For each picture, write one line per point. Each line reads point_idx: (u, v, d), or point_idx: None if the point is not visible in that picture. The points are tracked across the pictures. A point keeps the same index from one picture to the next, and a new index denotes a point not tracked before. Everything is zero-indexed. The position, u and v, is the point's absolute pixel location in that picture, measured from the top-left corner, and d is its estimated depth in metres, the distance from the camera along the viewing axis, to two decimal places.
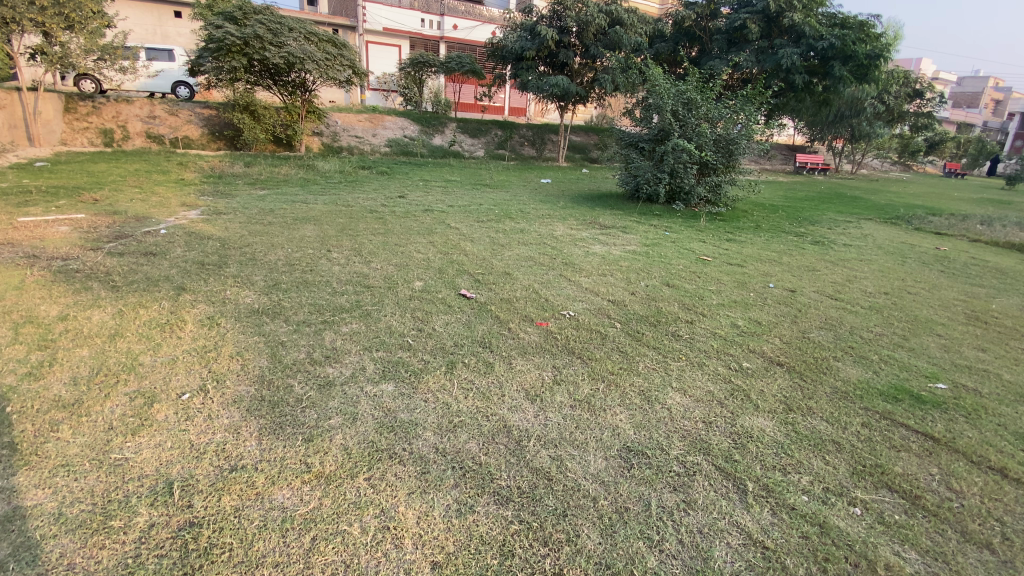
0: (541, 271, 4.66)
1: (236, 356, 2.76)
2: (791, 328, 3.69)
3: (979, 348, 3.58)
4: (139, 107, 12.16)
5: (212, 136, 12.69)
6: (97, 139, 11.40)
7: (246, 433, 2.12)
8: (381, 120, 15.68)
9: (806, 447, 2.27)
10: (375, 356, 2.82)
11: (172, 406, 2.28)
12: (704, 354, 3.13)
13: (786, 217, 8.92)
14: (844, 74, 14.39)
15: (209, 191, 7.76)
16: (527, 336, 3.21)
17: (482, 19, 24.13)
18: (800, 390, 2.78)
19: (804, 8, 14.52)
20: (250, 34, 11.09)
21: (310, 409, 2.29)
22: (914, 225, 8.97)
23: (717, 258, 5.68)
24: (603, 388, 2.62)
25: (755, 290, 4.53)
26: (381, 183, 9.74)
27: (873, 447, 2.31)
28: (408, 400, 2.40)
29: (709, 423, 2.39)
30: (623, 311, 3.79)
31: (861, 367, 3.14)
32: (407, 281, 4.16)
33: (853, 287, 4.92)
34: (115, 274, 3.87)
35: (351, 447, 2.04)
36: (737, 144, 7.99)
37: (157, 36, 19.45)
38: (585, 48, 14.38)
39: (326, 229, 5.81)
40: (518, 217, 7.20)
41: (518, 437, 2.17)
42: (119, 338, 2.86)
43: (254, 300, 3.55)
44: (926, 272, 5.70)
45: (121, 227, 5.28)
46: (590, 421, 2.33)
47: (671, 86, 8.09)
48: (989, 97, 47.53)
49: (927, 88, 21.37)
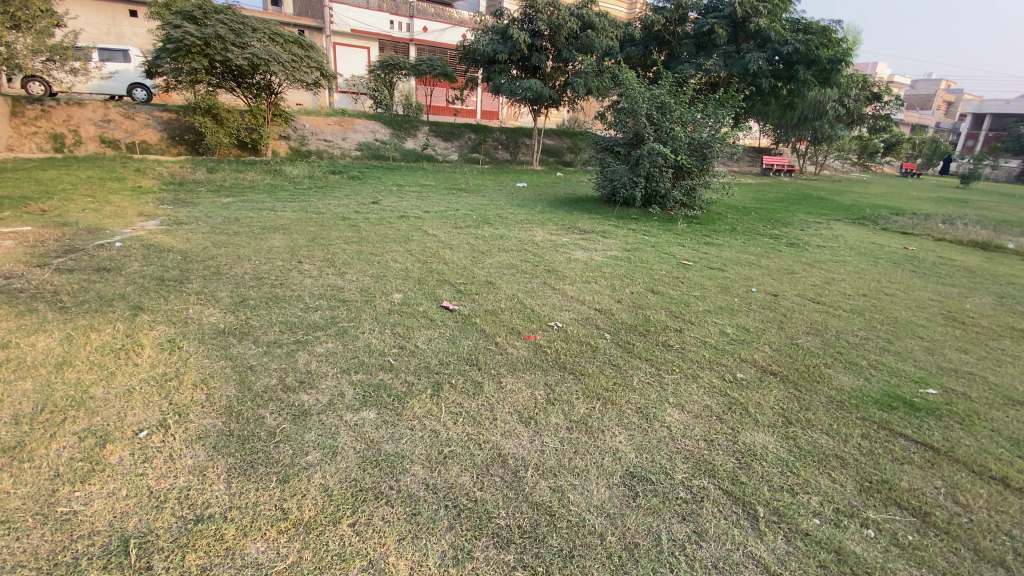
0: (524, 279, 4.53)
1: (200, 384, 2.52)
2: (779, 334, 3.65)
3: (960, 350, 3.62)
4: (93, 110, 11.53)
5: (172, 141, 12.12)
6: (46, 144, 10.72)
7: (214, 476, 1.90)
8: (350, 123, 15.33)
9: (811, 464, 2.19)
10: (354, 380, 2.63)
11: (129, 445, 2.05)
12: (697, 365, 3.04)
13: (759, 218, 9.05)
14: (808, 79, 14.77)
15: (169, 199, 7.37)
16: (516, 350, 3.07)
17: (453, 22, 23.94)
18: (796, 401, 2.71)
19: (769, 14, 14.88)
20: (211, 34, 10.65)
21: (284, 444, 2.09)
22: (881, 224, 9.20)
23: (697, 262, 5.66)
24: (599, 407, 2.50)
25: (739, 295, 4.50)
26: (353, 188, 9.46)
27: (876, 461, 2.24)
28: (393, 429, 2.22)
29: (710, 441, 2.30)
30: (611, 321, 3.68)
31: (852, 374, 3.10)
32: (385, 293, 3.97)
33: (832, 289, 4.95)
34: (64, 293, 3.55)
35: (332, 488, 1.86)
36: (710, 148, 8.04)
37: (111, 36, 18.59)
38: (557, 52, 14.34)
39: (296, 238, 5.54)
40: (497, 222, 7.07)
41: (514, 467, 2.03)
42: (66, 367, 2.59)
43: (219, 320, 3.30)
44: (899, 272, 5.81)
45: (72, 240, 4.92)
46: (588, 444, 2.20)
47: (644, 90, 8.09)
48: (941, 99, 49.84)
49: (885, 92, 22.23)
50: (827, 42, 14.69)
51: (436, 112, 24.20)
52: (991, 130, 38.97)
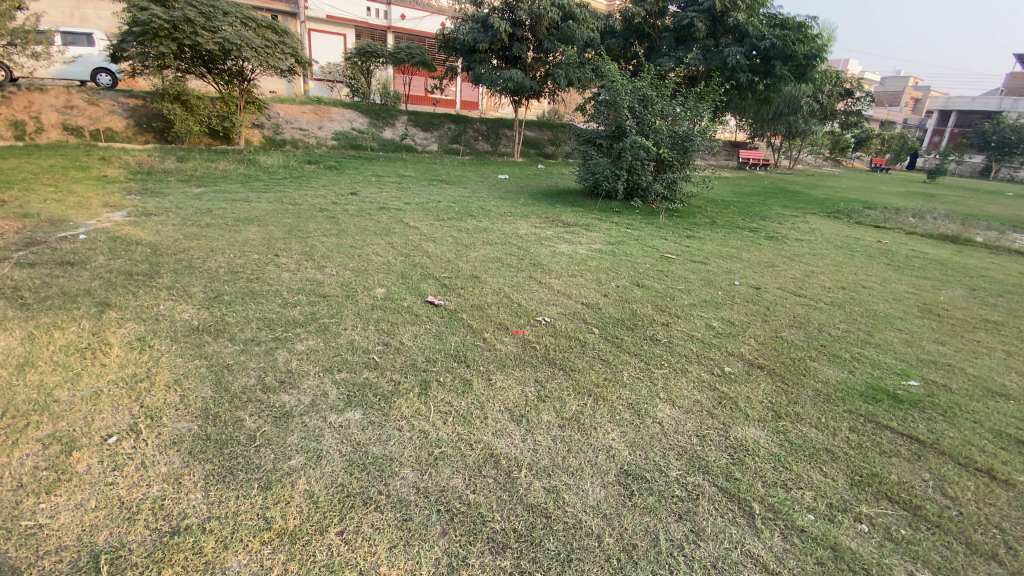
0: (509, 273, 4.46)
1: (173, 385, 2.39)
2: (763, 327, 3.67)
3: (938, 341, 3.70)
4: (54, 96, 10.98)
5: (139, 128, 11.62)
6: (5, 132, 10.17)
7: (190, 484, 1.80)
8: (327, 112, 14.97)
9: (802, 459, 2.19)
10: (337, 379, 2.53)
11: (97, 452, 1.92)
12: (685, 359, 3.02)
13: (738, 212, 9.15)
14: (785, 74, 14.94)
15: (137, 188, 7.06)
16: (504, 346, 3.00)
17: (431, 9, 23.46)
18: (785, 395, 2.71)
19: (747, 8, 14.99)
20: (179, 17, 10.21)
21: (265, 448, 2.00)
22: (855, 218, 9.40)
23: (680, 256, 5.68)
24: (591, 403, 2.46)
25: (723, 289, 4.51)
26: (331, 179, 9.24)
27: (865, 454, 2.26)
28: (379, 430, 2.14)
29: (703, 436, 2.28)
30: (598, 315, 3.65)
31: (837, 366, 3.13)
32: (367, 288, 3.85)
33: (813, 282, 5.01)
34: (25, 289, 3.34)
35: (317, 494, 1.78)
36: (692, 141, 8.03)
37: (73, 19, 17.68)
38: (538, 42, 14.20)
39: (273, 230, 5.36)
40: (480, 214, 6.98)
41: (507, 467, 1.97)
42: (28, 369, 2.42)
43: (193, 316, 3.15)
44: (874, 265, 5.94)
45: (33, 232, 4.65)
46: (581, 443, 2.15)
47: (627, 82, 8.04)
48: (908, 96, 51.23)
49: (857, 88, 22.73)
50: (803, 38, 14.84)
51: (415, 101, 23.80)
52: (956, 126, 40.31)
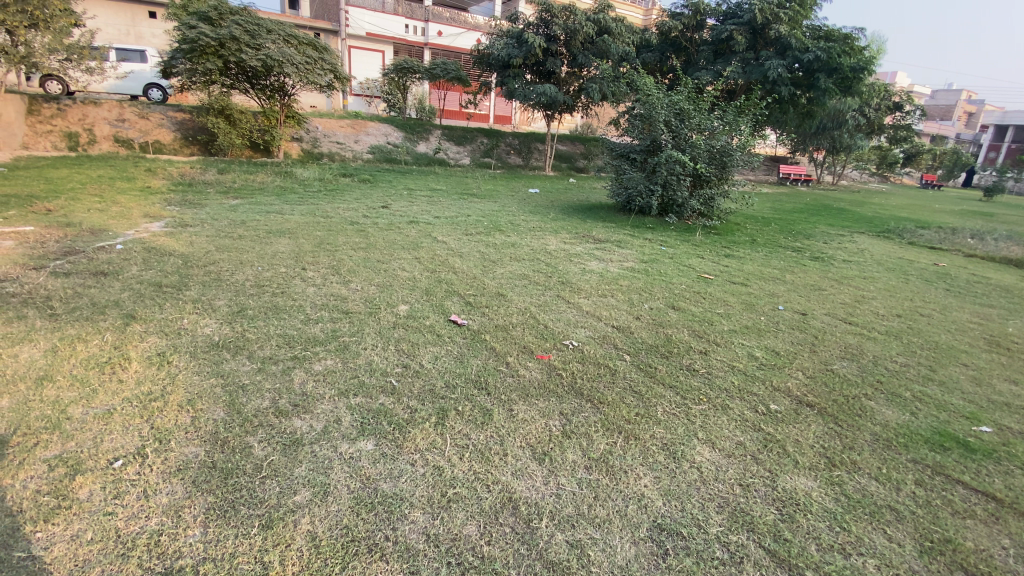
0: (537, 291, 4.30)
1: (185, 406, 2.32)
2: (812, 359, 3.37)
3: (1010, 380, 3.33)
4: (108, 110, 11.55)
5: (185, 141, 12.10)
6: (61, 143, 10.76)
7: (190, 518, 1.70)
8: (363, 126, 15.28)
9: (862, 518, 1.94)
10: (352, 404, 2.41)
11: (100, 477, 1.85)
12: (726, 394, 2.77)
13: (779, 230, 8.75)
14: (829, 87, 14.39)
15: (177, 200, 7.27)
16: (528, 372, 2.84)
17: (467, 26, 23.88)
18: (838, 439, 2.44)
19: (789, 21, 14.56)
20: (226, 35, 10.62)
21: (270, 480, 1.88)
22: (907, 238, 8.84)
23: (718, 276, 5.40)
24: (621, 442, 2.26)
25: (766, 314, 4.21)
26: (363, 192, 9.33)
27: (935, 514, 1.98)
28: (391, 464, 2.01)
29: (747, 486, 2.04)
30: (630, 340, 3.44)
31: (896, 408, 2.81)
32: (391, 305, 3.77)
33: (864, 308, 4.66)
34: (56, 299, 3.39)
35: (320, 537, 1.65)
36: (731, 156, 7.74)
37: (130, 37, 18.70)
38: (573, 57, 14.13)
39: (302, 243, 5.37)
40: (508, 229, 6.87)
41: (527, 515, 1.80)
42: (46, 384, 2.39)
43: (214, 332, 3.10)
44: (931, 291, 5.50)
45: (73, 241, 4.78)
46: (610, 488, 1.96)
47: (663, 96, 7.84)
48: (961, 110, 48.92)
49: (906, 101, 21.78)
50: (850, 50, 14.28)
51: (449, 116, 24.13)
52: (1013, 142, 38.17)
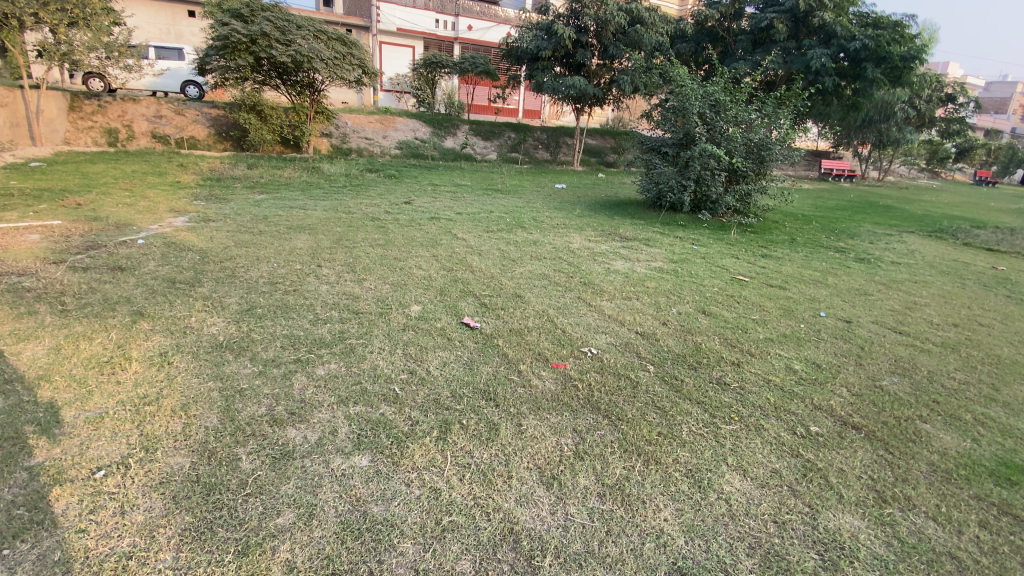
0: (557, 292, 4.10)
1: (179, 411, 2.21)
2: (858, 374, 3.04)
3: None
4: (146, 106, 11.87)
5: (218, 137, 12.34)
6: (101, 139, 11.13)
7: (163, 540, 1.58)
8: (392, 121, 15.28)
9: (918, 568, 1.66)
10: (351, 413, 2.27)
11: (80, 489, 1.75)
12: (761, 413, 2.49)
13: (820, 228, 8.23)
14: (878, 77, 13.59)
15: (204, 194, 7.35)
16: (542, 383, 2.63)
17: (497, 19, 23.68)
18: (889, 468, 2.15)
19: (835, 7, 13.79)
20: (257, 31, 10.72)
21: (253, 499, 1.74)
22: (962, 238, 8.19)
23: (754, 278, 5.06)
24: (640, 467, 2.03)
25: (805, 321, 3.88)
26: (387, 187, 9.25)
27: (1005, 565, 1.69)
28: (384, 484, 1.85)
29: (783, 524, 1.80)
30: (655, 348, 3.19)
31: (956, 433, 2.48)
32: (403, 304, 3.62)
33: (916, 316, 4.26)
34: (69, 295, 3.37)
35: (298, 568, 1.50)
36: (770, 150, 7.34)
37: (170, 36, 19.27)
38: (603, 48, 13.75)
39: (321, 239, 5.31)
40: (532, 226, 6.66)
41: (529, 552, 1.61)
42: (43, 385, 2.33)
43: (220, 331, 3.02)
44: (991, 297, 5.01)
45: (97, 236, 4.83)
46: (626, 522, 1.75)
47: (697, 87, 7.46)
48: (1018, 103, 45.88)
49: (961, 92, 20.48)
50: (899, 38, 13.51)
51: (477, 111, 23.99)
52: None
